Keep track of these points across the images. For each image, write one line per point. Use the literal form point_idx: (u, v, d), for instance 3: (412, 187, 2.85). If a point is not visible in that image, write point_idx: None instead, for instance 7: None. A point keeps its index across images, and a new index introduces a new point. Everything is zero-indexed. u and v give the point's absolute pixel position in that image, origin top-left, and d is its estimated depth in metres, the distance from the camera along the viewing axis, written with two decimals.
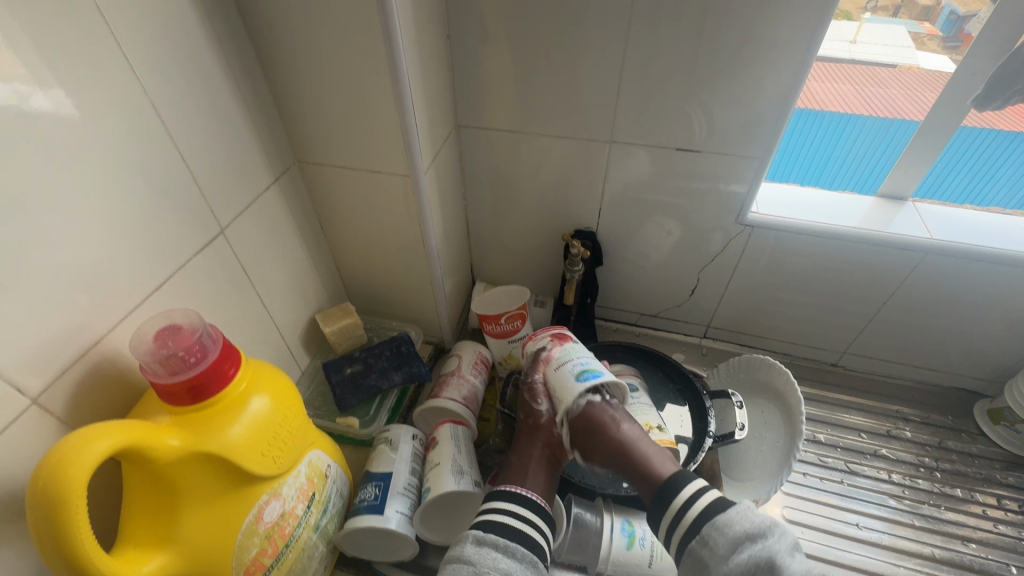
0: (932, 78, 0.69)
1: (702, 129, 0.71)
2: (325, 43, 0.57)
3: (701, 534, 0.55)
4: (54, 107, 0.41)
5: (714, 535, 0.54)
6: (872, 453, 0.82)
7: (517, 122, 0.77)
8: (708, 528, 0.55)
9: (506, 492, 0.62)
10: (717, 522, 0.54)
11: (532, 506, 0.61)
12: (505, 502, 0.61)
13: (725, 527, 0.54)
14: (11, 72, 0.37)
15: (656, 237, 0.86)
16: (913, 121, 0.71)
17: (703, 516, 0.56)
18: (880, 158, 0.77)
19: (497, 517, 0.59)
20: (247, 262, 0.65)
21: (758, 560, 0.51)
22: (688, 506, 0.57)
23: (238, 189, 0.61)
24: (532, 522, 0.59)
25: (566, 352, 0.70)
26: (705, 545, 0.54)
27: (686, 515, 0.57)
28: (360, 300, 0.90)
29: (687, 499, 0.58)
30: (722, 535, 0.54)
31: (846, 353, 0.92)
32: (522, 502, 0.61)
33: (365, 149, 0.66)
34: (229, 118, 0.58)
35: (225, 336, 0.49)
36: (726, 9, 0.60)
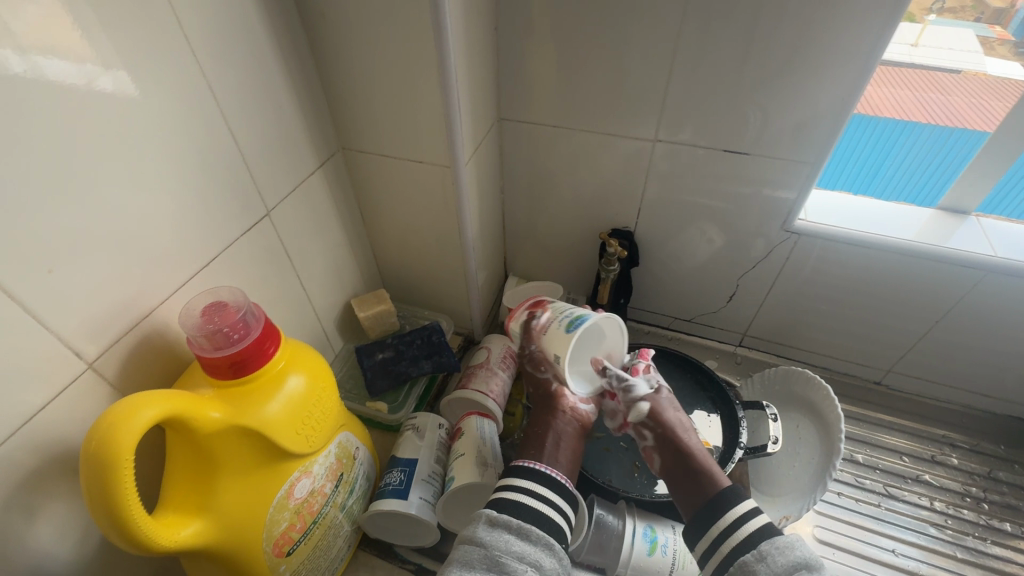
0: (1001, 86, 0.66)
1: (751, 131, 0.69)
2: (375, 33, 0.58)
3: (757, 548, 0.54)
4: (117, 88, 0.43)
5: (771, 551, 0.53)
6: (913, 477, 0.79)
7: (560, 117, 0.76)
8: (764, 544, 0.54)
9: (525, 469, 0.61)
10: (778, 542, 0.54)
11: (538, 478, 0.60)
12: (516, 482, 0.59)
13: (785, 547, 0.53)
14: (79, 54, 0.39)
15: (695, 242, 0.84)
16: (980, 130, 0.67)
17: (760, 534, 0.55)
18: (945, 168, 0.73)
19: (509, 495, 0.58)
20: (290, 244, 0.66)
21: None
22: (743, 523, 0.56)
23: (285, 172, 0.63)
24: (544, 499, 0.58)
25: (555, 312, 0.73)
26: (761, 560, 0.53)
27: (737, 529, 0.56)
28: (394, 287, 0.92)
29: (741, 515, 0.57)
30: (781, 555, 0.53)
31: (892, 372, 0.88)
32: (527, 475, 0.60)
33: (408, 139, 0.67)
34: (280, 102, 0.60)
35: (268, 314, 0.51)
36: (788, 6, 0.58)
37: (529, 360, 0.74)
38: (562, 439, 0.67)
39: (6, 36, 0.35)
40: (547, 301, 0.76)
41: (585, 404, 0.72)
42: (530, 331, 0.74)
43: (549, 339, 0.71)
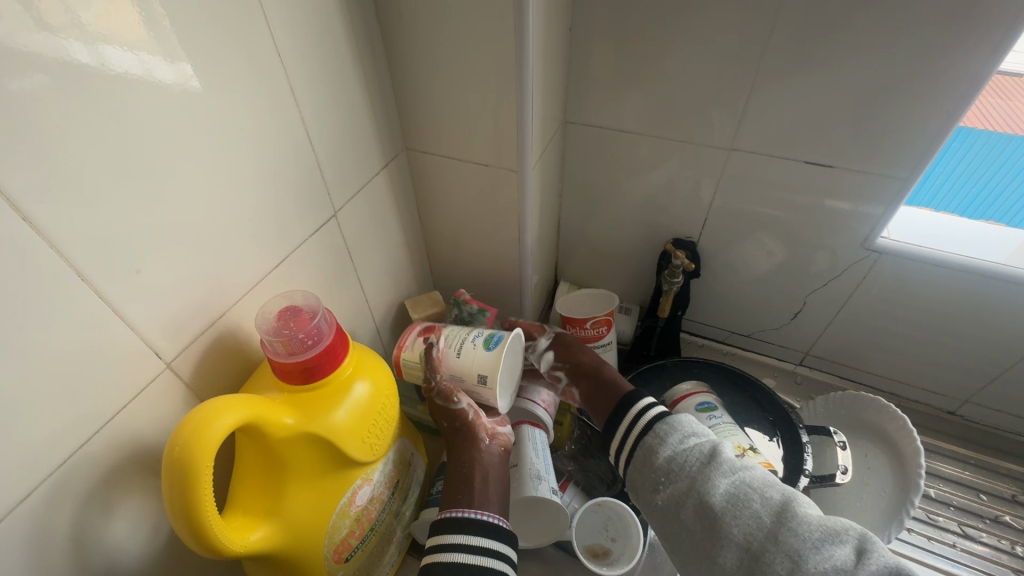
0: None
1: (837, 142, 0.65)
2: (452, 33, 0.56)
3: (654, 430, 0.57)
4: (176, 81, 0.40)
5: (666, 429, 0.56)
6: (992, 518, 0.74)
7: (629, 121, 0.73)
8: (660, 425, 0.57)
9: (453, 521, 0.55)
10: (669, 420, 0.57)
11: (463, 530, 0.55)
12: (440, 543, 0.54)
13: (676, 423, 0.57)
14: (133, 40, 0.36)
15: (762, 256, 0.80)
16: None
17: (656, 417, 0.59)
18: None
19: (436, 557, 0.53)
20: (353, 244, 0.65)
21: (703, 446, 0.53)
22: (645, 412, 0.60)
23: (353, 173, 0.62)
24: (473, 549, 0.54)
25: (453, 336, 0.67)
26: (656, 437, 0.57)
27: (640, 420, 0.60)
28: (445, 288, 0.91)
29: (642, 407, 0.61)
30: (673, 430, 0.56)
31: (969, 403, 0.82)
32: (447, 530, 0.55)
33: (474, 141, 0.66)
34: (352, 101, 0.59)
35: (338, 320, 0.51)
36: (897, 9, 0.53)
37: (438, 394, 0.64)
38: (491, 471, 0.62)
39: (74, 28, 0.33)
40: (439, 326, 0.70)
41: (498, 425, 0.67)
42: (432, 362, 0.65)
43: (458, 363, 0.65)
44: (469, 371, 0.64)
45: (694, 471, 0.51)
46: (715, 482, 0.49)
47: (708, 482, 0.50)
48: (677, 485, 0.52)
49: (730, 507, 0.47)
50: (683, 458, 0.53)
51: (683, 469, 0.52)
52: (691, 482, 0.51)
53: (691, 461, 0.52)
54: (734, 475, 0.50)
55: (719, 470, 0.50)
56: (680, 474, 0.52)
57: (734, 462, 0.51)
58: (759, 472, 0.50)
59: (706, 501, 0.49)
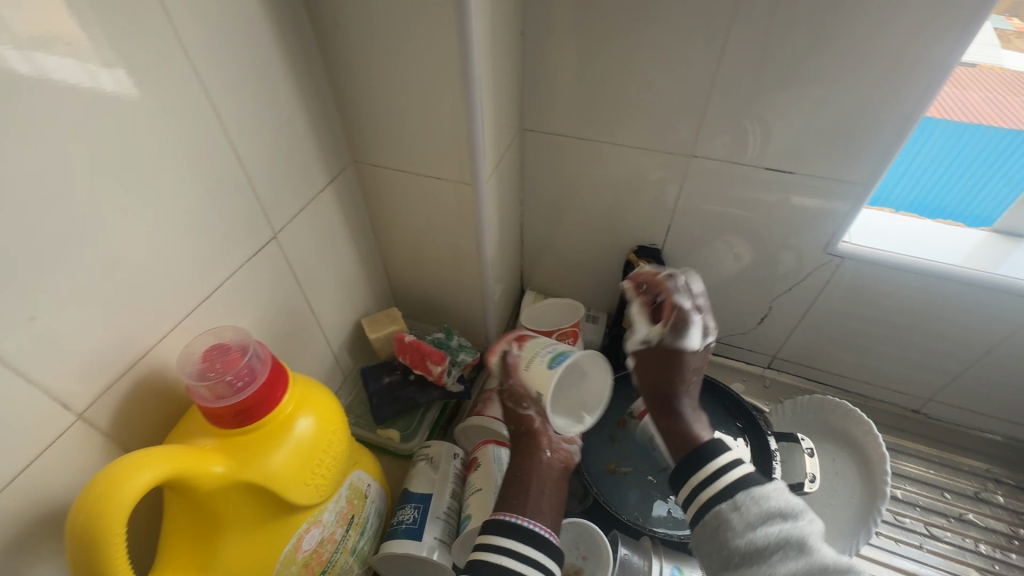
0: (1015, 79, 0.64)
1: (794, 149, 0.64)
2: (393, 42, 0.53)
3: (731, 498, 0.49)
4: (117, 89, 0.38)
5: (746, 503, 0.48)
6: (957, 517, 0.74)
7: (587, 128, 0.71)
8: (740, 496, 0.49)
9: (501, 524, 0.52)
10: (753, 492, 0.48)
11: (513, 532, 0.51)
12: (489, 542, 0.51)
13: (761, 499, 0.48)
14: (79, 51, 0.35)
15: (727, 260, 0.79)
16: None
17: (738, 484, 0.49)
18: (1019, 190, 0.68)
19: (482, 556, 0.50)
20: (298, 267, 0.62)
21: (789, 534, 0.45)
22: (719, 476, 0.51)
23: (294, 192, 0.58)
24: (520, 557, 0.50)
25: (532, 348, 0.63)
26: (736, 510, 0.48)
27: (718, 479, 0.51)
28: (406, 303, 0.87)
29: (718, 469, 0.51)
30: (757, 505, 0.48)
31: (932, 401, 0.83)
32: (499, 531, 0.52)
33: (425, 154, 0.62)
34: (289, 116, 0.55)
35: (276, 355, 0.47)
36: (849, 16, 0.52)
37: (509, 396, 0.62)
38: (547, 486, 0.57)
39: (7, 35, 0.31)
40: (532, 336, 0.65)
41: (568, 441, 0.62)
42: (507, 368, 0.63)
43: (529, 373, 0.60)
44: (529, 384, 0.60)
45: (778, 566, 0.44)
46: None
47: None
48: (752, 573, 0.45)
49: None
50: (762, 546, 0.45)
51: (762, 559, 0.45)
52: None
53: (777, 553, 0.44)
54: None
55: (802, 567, 0.43)
56: (757, 563, 0.45)
57: (826, 561, 0.43)
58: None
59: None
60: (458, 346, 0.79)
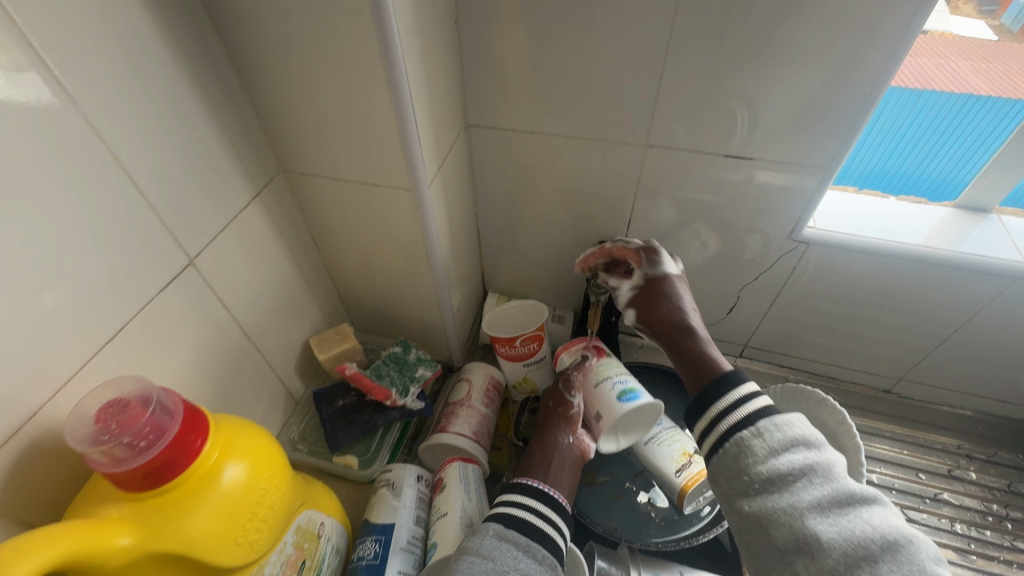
0: (963, 44, 0.60)
1: (753, 134, 0.60)
2: (305, 39, 0.47)
3: (751, 421, 0.43)
4: (36, 95, 0.36)
5: (767, 428, 0.42)
6: (933, 497, 0.74)
7: (536, 122, 0.67)
8: (763, 423, 0.42)
9: (526, 486, 0.58)
10: (776, 420, 0.42)
11: (531, 492, 0.57)
12: (511, 499, 0.57)
13: (785, 427, 0.42)
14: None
15: (691, 252, 0.76)
16: (992, 95, 0.59)
17: (758, 415, 0.43)
18: (987, 159, 0.64)
19: (502, 510, 0.55)
20: (225, 292, 0.56)
21: (813, 462, 0.40)
22: (741, 408, 0.44)
23: (211, 210, 0.52)
24: (538, 512, 0.55)
25: (604, 365, 0.70)
26: (757, 437, 0.42)
27: (737, 409, 0.44)
28: (360, 316, 0.82)
29: (738, 399, 0.45)
30: (779, 432, 0.42)
31: (902, 380, 0.82)
32: (518, 490, 0.57)
33: (359, 160, 0.57)
34: (196, 127, 0.49)
35: (187, 401, 0.42)
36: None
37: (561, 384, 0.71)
38: (565, 464, 0.64)
39: None
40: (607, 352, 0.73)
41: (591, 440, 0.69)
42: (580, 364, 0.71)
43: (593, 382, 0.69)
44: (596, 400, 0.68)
45: (802, 498, 0.38)
46: (818, 510, 0.38)
47: (812, 513, 0.38)
48: (773, 499, 0.39)
49: (841, 553, 0.35)
50: (786, 472, 0.40)
51: (783, 489, 0.39)
52: (793, 504, 0.38)
53: (800, 483, 0.39)
54: (853, 515, 0.37)
55: (827, 496, 0.38)
56: (777, 492, 0.40)
57: (853, 489, 0.38)
58: (884, 506, 0.38)
59: (807, 535, 0.37)
60: (416, 360, 0.75)
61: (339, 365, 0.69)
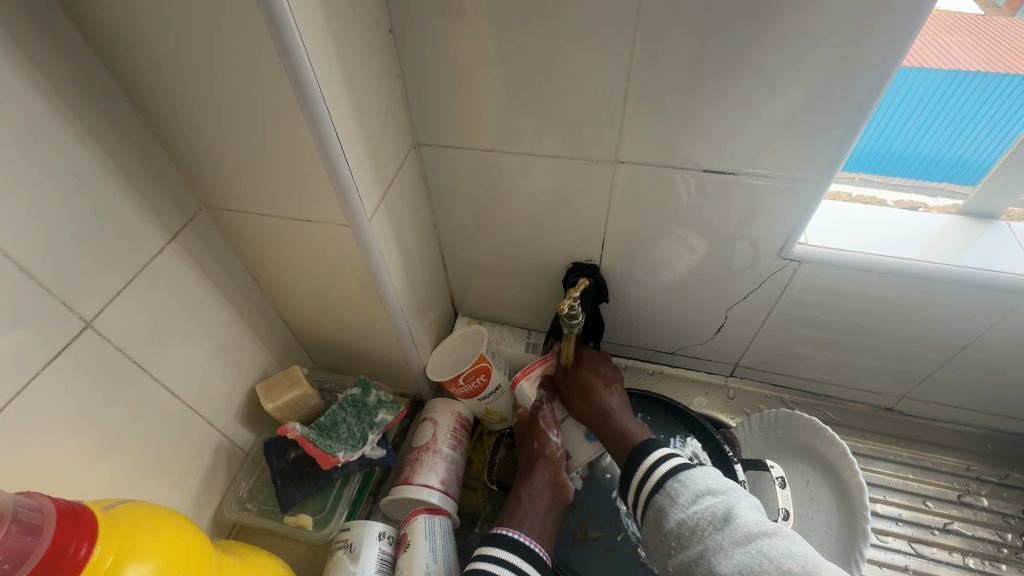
0: (953, 21, 0.52)
1: (730, 147, 0.54)
2: (199, 62, 0.40)
3: (665, 489, 0.53)
4: None
5: (678, 488, 0.52)
6: (942, 527, 0.69)
7: (490, 139, 0.60)
8: (672, 483, 0.52)
9: (505, 538, 0.55)
10: (682, 479, 0.52)
11: (510, 545, 0.55)
12: (488, 554, 0.54)
13: (689, 481, 0.52)
14: None
15: (671, 271, 0.70)
16: (981, 70, 0.51)
17: (670, 474, 0.53)
18: (978, 139, 0.57)
19: (478, 567, 0.53)
20: (139, 351, 0.50)
21: (716, 510, 0.49)
22: (657, 467, 0.54)
23: (112, 265, 0.46)
24: (516, 570, 0.53)
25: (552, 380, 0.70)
26: (667, 498, 0.52)
27: (653, 473, 0.54)
28: (317, 352, 0.76)
29: (654, 461, 0.55)
30: (685, 489, 0.51)
31: (905, 398, 0.76)
32: (497, 544, 0.55)
33: (286, 195, 0.50)
34: (80, 171, 0.42)
35: (58, 505, 0.35)
36: None
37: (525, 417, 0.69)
38: (540, 503, 0.61)
39: None
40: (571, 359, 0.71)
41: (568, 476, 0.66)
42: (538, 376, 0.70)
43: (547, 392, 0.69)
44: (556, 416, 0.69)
45: (709, 541, 0.48)
46: (720, 551, 0.47)
47: (719, 554, 0.46)
48: (688, 554, 0.49)
49: None
50: (696, 526, 0.49)
51: (698, 535, 0.48)
52: (704, 552, 0.47)
53: (708, 530, 0.48)
54: (750, 545, 0.46)
55: (730, 538, 0.47)
56: (691, 547, 0.49)
57: (750, 527, 0.47)
58: (782, 537, 0.46)
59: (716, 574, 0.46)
60: (376, 403, 0.68)
61: (282, 427, 0.62)
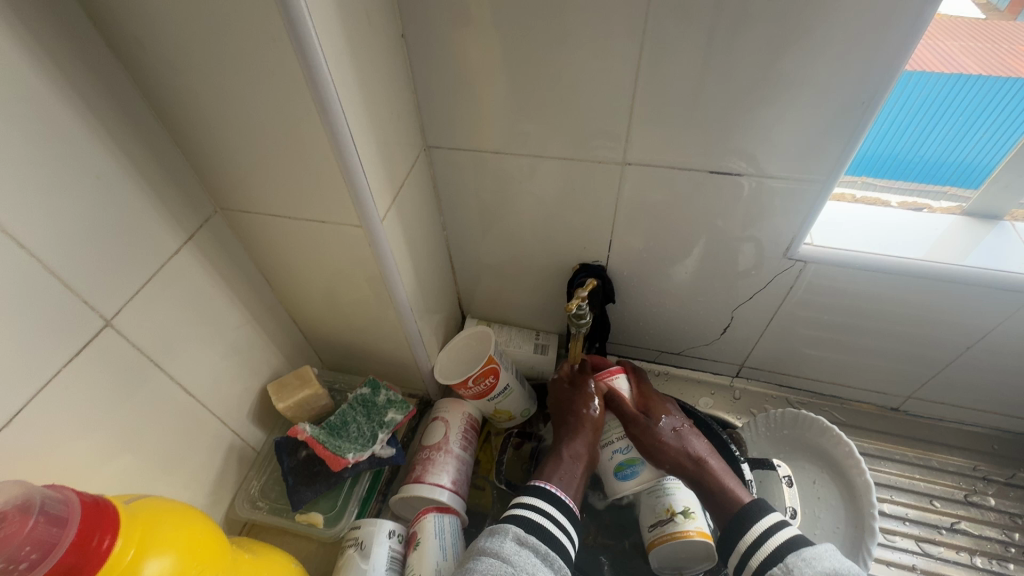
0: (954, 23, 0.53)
1: (737, 150, 0.55)
2: (218, 67, 0.42)
3: (781, 565, 0.50)
4: None
5: (799, 565, 0.49)
6: (949, 526, 0.69)
7: (499, 142, 0.61)
8: (791, 558, 0.50)
9: (534, 487, 0.57)
10: (804, 556, 0.49)
11: (540, 493, 0.57)
12: (522, 501, 0.56)
13: (813, 560, 0.49)
14: None
15: (676, 272, 0.71)
16: (983, 74, 0.52)
17: (787, 547, 0.51)
18: (981, 141, 0.57)
19: (517, 513, 0.55)
20: (155, 350, 0.50)
21: None
22: (768, 537, 0.52)
23: (130, 265, 0.47)
24: (552, 519, 0.55)
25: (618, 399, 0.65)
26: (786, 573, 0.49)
27: (764, 545, 0.52)
28: (326, 353, 0.77)
29: (766, 530, 0.53)
30: (808, 567, 0.48)
31: (911, 398, 0.77)
32: (532, 492, 0.57)
33: (298, 197, 0.51)
34: (100, 173, 0.43)
35: (82, 498, 0.36)
36: None
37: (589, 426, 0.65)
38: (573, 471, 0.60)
39: None
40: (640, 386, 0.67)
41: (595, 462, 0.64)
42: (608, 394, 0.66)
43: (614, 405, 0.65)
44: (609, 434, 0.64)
45: None
46: None
47: None
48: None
49: None
50: None
51: None
52: None
53: None
54: None
55: None
56: None
57: None
58: None
59: None
60: (386, 403, 0.69)
61: (292, 429, 0.63)
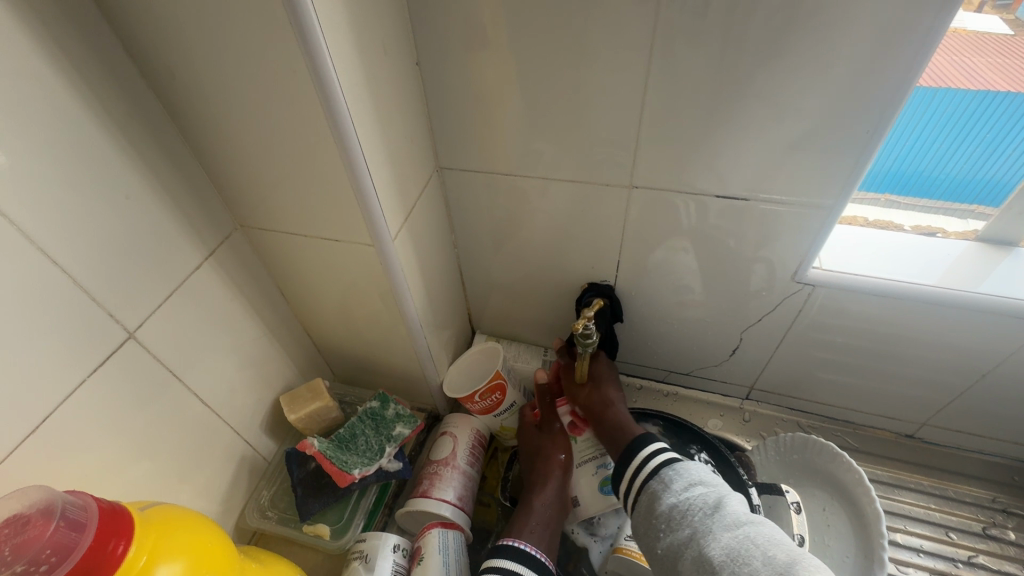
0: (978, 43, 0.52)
1: (742, 174, 0.56)
2: (241, 94, 0.44)
3: (660, 476, 0.55)
4: None
5: (671, 475, 0.54)
6: (966, 560, 0.67)
7: (509, 164, 0.63)
8: (667, 470, 0.55)
9: (509, 548, 0.57)
10: (678, 467, 0.55)
11: (515, 556, 0.56)
12: (497, 564, 0.56)
13: (683, 470, 0.54)
14: None
15: (684, 293, 0.71)
16: (1008, 90, 0.51)
17: (665, 463, 0.56)
18: (1009, 160, 0.56)
19: None
20: (175, 361, 0.53)
21: (710, 499, 0.51)
22: (652, 456, 0.57)
23: (154, 279, 0.49)
24: None
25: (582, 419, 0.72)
26: (660, 483, 0.55)
27: (646, 464, 0.57)
28: (338, 366, 0.78)
29: (652, 451, 0.58)
30: (679, 476, 0.54)
31: (926, 425, 0.75)
32: (503, 555, 0.57)
33: (314, 217, 0.54)
34: (129, 194, 0.45)
35: (100, 504, 0.38)
36: (778, 24, 0.44)
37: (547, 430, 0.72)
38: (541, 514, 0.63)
39: None
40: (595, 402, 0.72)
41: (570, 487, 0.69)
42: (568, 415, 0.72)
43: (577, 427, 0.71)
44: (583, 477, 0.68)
45: (697, 522, 0.49)
46: (713, 535, 0.47)
47: (709, 536, 0.47)
48: (676, 536, 0.50)
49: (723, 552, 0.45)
50: (686, 507, 0.51)
51: (686, 518, 0.50)
52: (692, 531, 0.49)
53: (702, 512, 0.50)
54: (737, 528, 0.47)
55: (720, 524, 0.48)
56: (679, 526, 0.50)
57: (741, 517, 0.48)
58: (765, 526, 0.47)
59: (704, 553, 0.47)
60: (394, 417, 0.70)
61: (302, 441, 0.65)
